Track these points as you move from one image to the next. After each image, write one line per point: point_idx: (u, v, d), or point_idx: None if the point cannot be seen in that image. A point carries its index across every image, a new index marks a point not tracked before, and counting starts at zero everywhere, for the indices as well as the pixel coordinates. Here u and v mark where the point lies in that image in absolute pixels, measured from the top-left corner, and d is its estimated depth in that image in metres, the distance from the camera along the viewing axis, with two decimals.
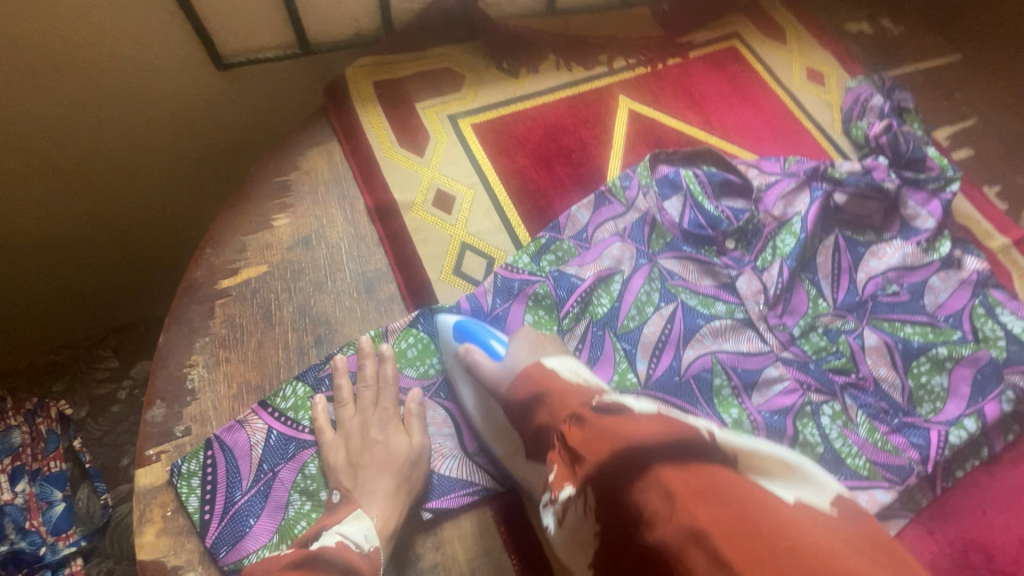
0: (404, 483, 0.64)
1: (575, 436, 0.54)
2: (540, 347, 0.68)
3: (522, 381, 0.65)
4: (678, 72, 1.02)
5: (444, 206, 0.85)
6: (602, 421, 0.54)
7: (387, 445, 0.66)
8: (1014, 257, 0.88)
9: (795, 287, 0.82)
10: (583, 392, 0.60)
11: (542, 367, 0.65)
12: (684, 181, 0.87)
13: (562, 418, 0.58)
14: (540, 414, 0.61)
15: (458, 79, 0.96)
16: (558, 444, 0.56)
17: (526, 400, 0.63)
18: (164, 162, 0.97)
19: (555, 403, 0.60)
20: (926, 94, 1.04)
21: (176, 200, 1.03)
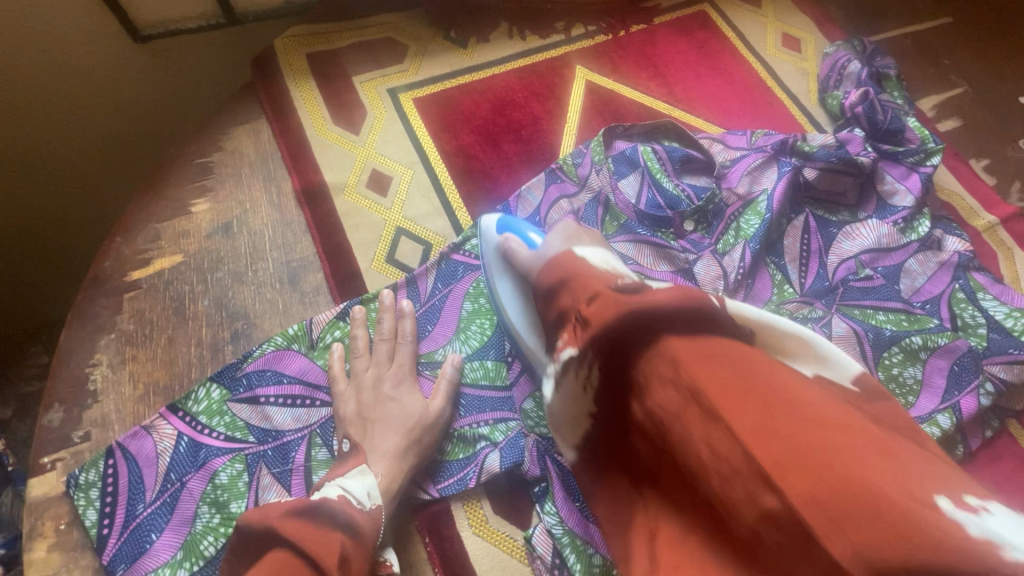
0: (413, 444, 0.60)
1: (595, 317, 0.47)
2: (573, 234, 0.59)
3: (547, 268, 0.57)
4: (642, 40, 0.94)
5: (379, 188, 0.78)
6: (624, 296, 0.47)
7: (399, 404, 0.62)
8: (1000, 237, 0.82)
9: (757, 272, 0.75)
10: (607, 275, 0.51)
11: (571, 255, 0.56)
12: (641, 157, 0.80)
13: (583, 300, 0.51)
14: (561, 300, 0.53)
15: (399, 49, 0.88)
16: (575, 318, 0.50)
17: (546, 289, 0.56)
18: (74, 135, 0.87)
19: (578, 285, 0.52)
20: (912, 60, 0.96)
21: (98, 178, 0.93)
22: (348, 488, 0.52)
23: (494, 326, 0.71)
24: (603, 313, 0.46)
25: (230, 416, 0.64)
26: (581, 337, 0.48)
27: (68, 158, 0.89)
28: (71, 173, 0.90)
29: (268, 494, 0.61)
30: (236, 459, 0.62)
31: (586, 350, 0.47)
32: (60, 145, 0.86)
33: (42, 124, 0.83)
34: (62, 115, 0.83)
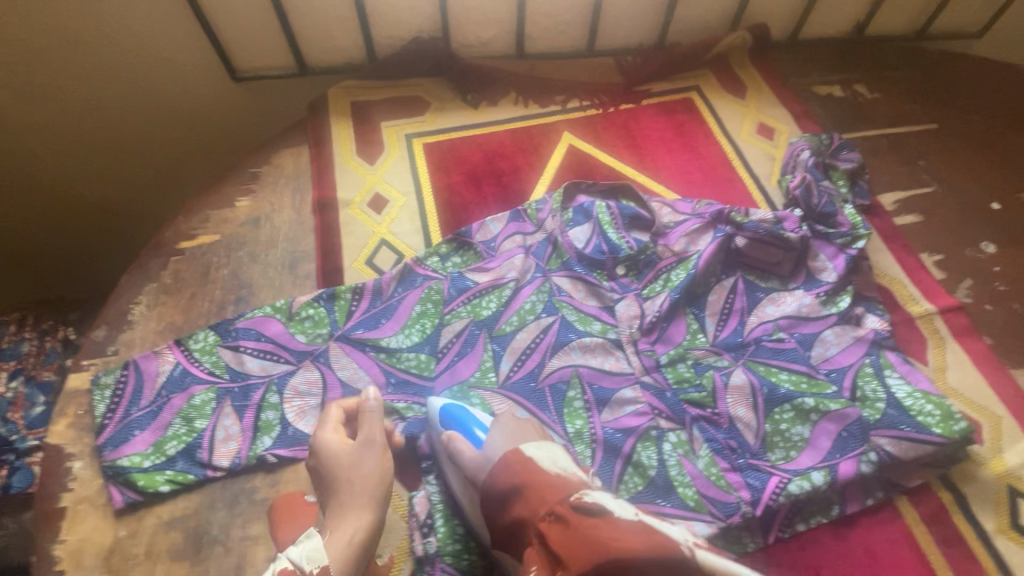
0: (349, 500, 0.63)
1: (570, 555, 0.52)
2: (521, 432, 0.66)
3: (501, 469, 0.62)
4: (627, 117, 1.10)
5: (376, 207, 0.98)
6: (583, 525, 0.54)
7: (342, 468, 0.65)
8: (935, 326, 0.84)
9: (674, 318, 0.84)
10: (564, 485, 0.59)
11: (521, 455, 0.62)
12: (595, 210, 0.93)
13: (540, 516, 0.57)
14: (516, 509, 0.59)
15: (422, 105, 1.10)
16: (539, 548, 0.56)
17: (500, 491, 0.61)
18: (170, 137, 1.13)
19: (533, 496, 0.58)
20: (883, 158, 1.03)
21: (180, 172, 1.19)
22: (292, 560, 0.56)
23: (435, 326, 0.85)
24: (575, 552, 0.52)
25: (216, 357, 0.82)
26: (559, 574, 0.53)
27: (154, 152, 1.15)
28: (158, 168, 1.17)
29: (225, 420, 0.77)
30: (211, 389, 0.79)
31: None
32: (154, 142, 1.13)
33: (144, 126, 1.10)
34: (160, 121, 1.10)
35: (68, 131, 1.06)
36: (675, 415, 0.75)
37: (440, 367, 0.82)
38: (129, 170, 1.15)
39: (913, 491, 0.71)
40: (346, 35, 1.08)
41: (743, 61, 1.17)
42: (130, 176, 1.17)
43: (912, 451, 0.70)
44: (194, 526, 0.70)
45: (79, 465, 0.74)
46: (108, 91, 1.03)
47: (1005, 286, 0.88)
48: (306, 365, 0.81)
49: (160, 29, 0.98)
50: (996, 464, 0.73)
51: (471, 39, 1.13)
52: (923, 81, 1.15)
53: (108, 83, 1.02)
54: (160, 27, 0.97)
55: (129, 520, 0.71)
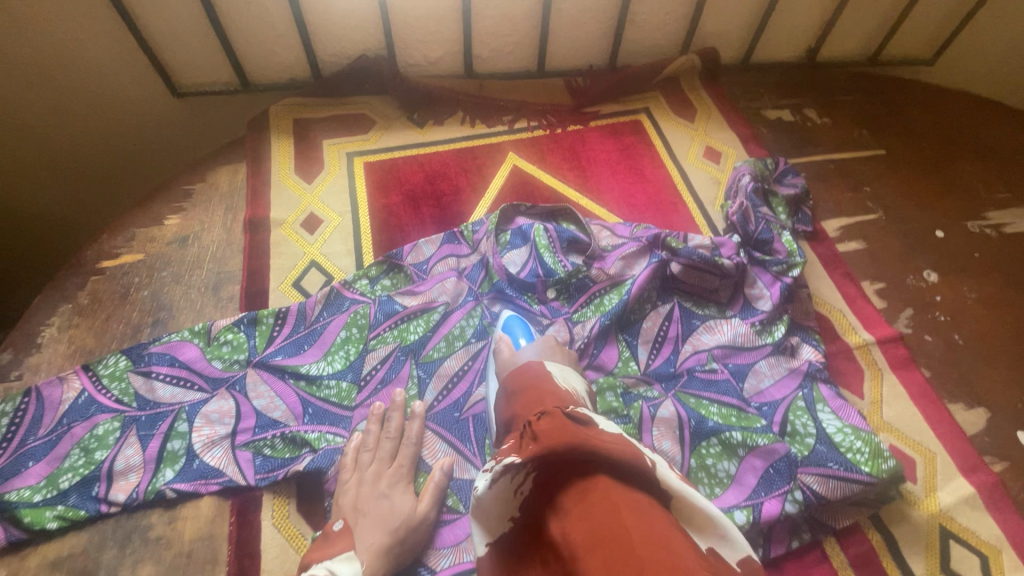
0: (398, 545, 0.63)
1: (548, 435, 0.47)
2: (551, 352, 0.71)
3: (518, 368, 0.65)
4: (573, 138, 1.08)
5: (309, 227, 0.95)
6: (570, 423, 0.49)
7: (392, 503, 0.66)
8: (872, 357, 0.82)
9: (606, 345, 0.81)
10: (567, 396, 0.59)
11: (540, 364, 0.65)
12: (533, 233, 0.90)
13: (534, 411, 0.57)
14: (517, 405, 0.60)
15: (366, 124, 1.08)
16: (522, 429, 0.51)
17: (509, 387, 0.63)
18: (102, 153, 1.09)
19: (536, 396, 0.59)
20: (829, 184, 1.02)
21: (116, 187, 1.16)
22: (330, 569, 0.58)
23: (358, 353, 0.81)
24: (555, 435, 0.46)
25: (126, 383, 0.78)
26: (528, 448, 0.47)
27: (87, 168, 1.10)
28: (90, 184, 1.13)
29: (127, 450, 0.73)
30: (116, 418, 0.75)
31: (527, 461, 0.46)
32: (87, 158, 1.09)
33: (74, 142, 1.06)
34: (93, 136, 1.06)
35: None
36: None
37: (361, 396, 0.78)
38: (59, 187, 1.11)
39: (842, 531, 0.68)
40: (289, 52, 1.06)
41: (693, 85, 1.16)
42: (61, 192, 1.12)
43: (841, 490, 0.67)
44: (80, 566, 0.66)
45: None
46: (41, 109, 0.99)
47: (946, 317, 0.87)
48: (220, 393, 0.77)
49: (89, 43, 0.94)
50: (930, 504, 0.70)
51: (418, 58, 1.11)
52: (873, 106, 1.15)
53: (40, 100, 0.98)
54: (92, 45, 0.95)
55: (10, 560, 0.66)
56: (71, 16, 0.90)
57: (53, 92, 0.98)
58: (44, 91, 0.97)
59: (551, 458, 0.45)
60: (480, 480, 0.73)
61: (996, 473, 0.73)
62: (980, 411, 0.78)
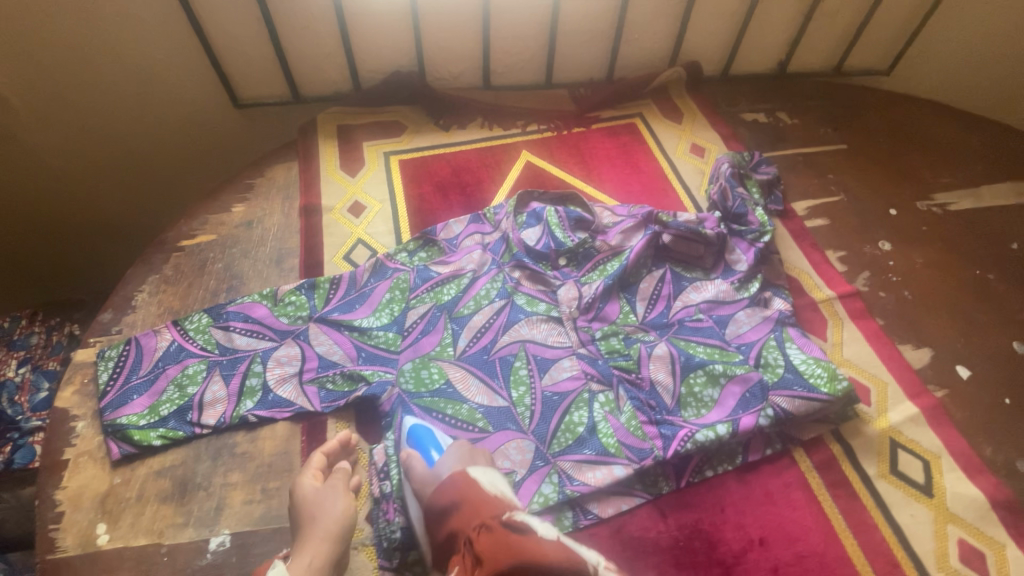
0: (311, 523, 0.69)
1: (490, 559, 0.60)
2: (470, 457, 0.75)
3: (445, 485, 0.71)
4: (578, 138, 1.26)
5: (355, 212, 1.12)
6: (510, 536, 0.62)
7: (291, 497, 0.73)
8: (834, 309, 0.97)
9: (609, 300, 0.97)
10: (497, 508, 0.67)
11: (465, 475, 0.71)
12: (546, 213, 1.06)
13: (471, 526, 0.66)
14: (451, 522, 0.67)
15: (399, 128, 1.26)
16: (466, 552, 0.63)
17: (443, 506, 0.69)
18: (171, 157, 1.29)
19: (469, 513, 0.67)
20: (797, 173, 1.19)
21: (178, 187, 1.35)
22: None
23: (402, 310, 0.97)
24: (500, 555, 0.60)
25: (209, 335, 0.93)
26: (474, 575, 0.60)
27: (158, 170, 1.30)
28: (158, 183, 1.32)
29: (213, 386, 0.88)
30: (203, 361, 0.90)
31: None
32: (158, 159, 1.28)
33: (150, 146, 1.25)
34: (165, 139, 1.25)
35: (83, 154, 1.21)
36: (604, 382, 0.88)
37: (405, 343, 0.93)
38: (131, 187, 1.31)
39: (807, 442, 0.83)
40: (335, 70, 1.25)
41: (681, 93, 1.35)
42: (133, 187, 1.31)
43: (805, 407, 0.82)
44: (181, 475, 0.80)
45: (82, 425, 0.84)
46: (126, 118, 1.19)
47: (897, 277, 1.02)
48: (287, 342, 0.93)
49: (172, 63, 1.14)
50: (881, 421, 0.85)
51: (443, 72, 1.30)
52: (837, 109, 1.33)
53: (128, 111, 1.18)
54: (174, 64, 1.14)
55: (123, 470, 0.81)
56: (159, 39, 1.10)
57: (140, 104, 1.17)
58: (133, 103, 1.17)
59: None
60: (506, 408, 0.86)
61: (938, 398, 0.88)
62: (924, 350, 0.93)
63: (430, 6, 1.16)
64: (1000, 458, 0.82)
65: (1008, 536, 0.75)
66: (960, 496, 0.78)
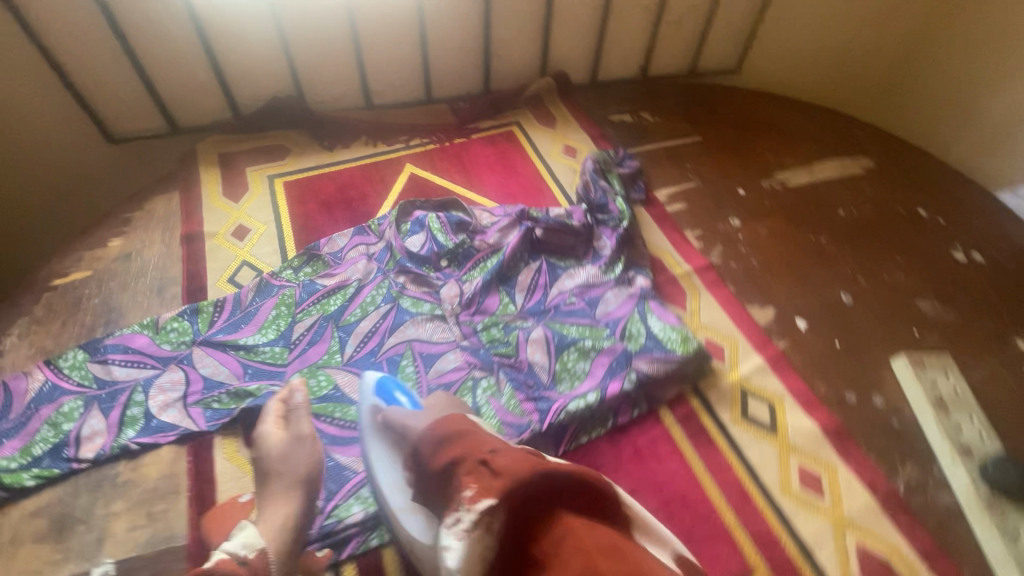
0: (288, 487, 0.76)
1: (506, 471, 0.57)
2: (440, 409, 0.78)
3: (437, 421, 0.70)
4: (459, 148, 1.33)
5: (238, 235, 1.13)
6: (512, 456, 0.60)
7: (262, 457, 0.79)
8: (692, 281, 1.08)
9: (489, 294, 1.03)
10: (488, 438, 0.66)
11: (460, 416, 0.70)
12: (428, 220, 1.13)
13: (481, 451, 0.62)
14: (443, 454, 0.64)
15: (283, 152, 1.29)
16: (479, 472, 0.59)
17: (432, 440, 0.66)
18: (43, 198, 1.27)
19: (467, 441, 0.64)
20: (659, 164, 1.31)
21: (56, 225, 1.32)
22: (227, 549, 0.68)
23: (288, 324, 0.99)
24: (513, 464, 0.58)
25: (86, 370, 0.91)
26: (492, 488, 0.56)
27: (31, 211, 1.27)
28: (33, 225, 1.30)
29: (92, 420, 0.86)
30: (79, 397, 0.88)
31: (501, 504, 0.55)
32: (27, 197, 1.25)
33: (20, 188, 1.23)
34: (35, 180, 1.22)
35: None
36: (485, 367, 0.93)
37: (292, 356, 0.95)
38: None
39: (671, 400, 0.92)
40: (211, 98, 1.26)
41: (554, 99, 1.45)
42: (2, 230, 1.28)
43: (663, 369, 0.91)
44: (58, 513, 0.78)
45: None
46: None
47: (746, 247, 1.15)
48: (172, 367, 0.93)
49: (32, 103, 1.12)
50: (733, 374, 0.95)
51: (323, 95, 1.34)
52: (692, 106, 1.48)
53: None
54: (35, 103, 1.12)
55: None
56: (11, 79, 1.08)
57: None
58: None
59: (524, 502, 0.54)
60: None
61: (780, 348, 1.00)
62: (769, 308, 1.06)
63: (294, 23, 1.19)
64: (831, 392, 0.94)
65: (839, 457, 0.86)
66: (798, 429, 0.89)
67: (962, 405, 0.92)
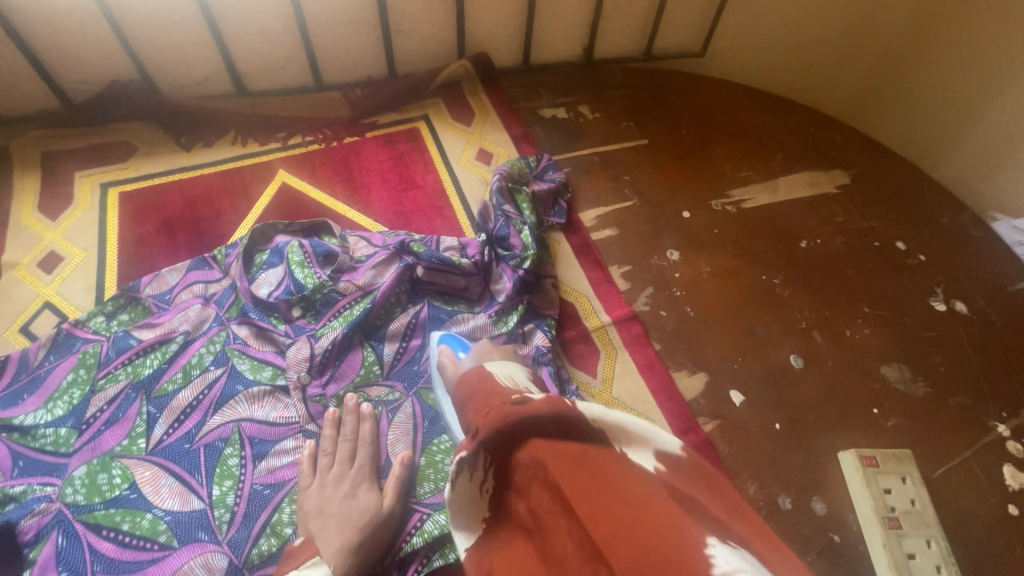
0: (365, 536, 0.65)
1: (487, 428, 0.50)
2: (487, 354, 0.69)
3: (463, 377, 0.64)
4: (348, 150, 1.08)
5: (47, 266, 0.90)
6: (511, 410, 0.51)
7: (354, 500, 0.68)
8: (608, 337, 0.88)
9: (349, 354, 0.83)
10: (510, 389, 0.58)
11: (483, 368, 0.63)
12: (287, 250, 0.89)
13: (484, 413, 0.54)
14: (470, 411, 0.57)
15: (126, 151, 1.04)
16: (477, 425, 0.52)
17: (464, 392, 0.61)
18: None
19: (480, 401, 0.57)
20: (591, 176, 1.08)
21: None
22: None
23: (83, 395, 0.77)
24: (493, 425, 0.50)
25: None
26: (475, 444, 0.50)
27: None
28: None
29: None
30: None
31: (477, 450, 0.50)
32: None
33: None
34: None
35: None
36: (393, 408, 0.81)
37: (81, 441, 0.74)
38: None
39: None
40: (30, 83, 0.99)
41: (475, 87, 1.19)
42: None
43: None
44: None
45: None
46: None
47: (681, 291, 0.94)
48: None
49: None
50: None
51: (181, 79, 1.06)
52: (643, 99, 1.23)
53: None
54: None
55: None
56: None
57: None
58: None
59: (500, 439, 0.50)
60: (201, 512, 0.70)
61: (706, 432, 0.80)
62: (701, 376, 0.86)
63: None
64: (762, 495, 0.76)
65: None
66: None
67: (918, 521, 0.73)
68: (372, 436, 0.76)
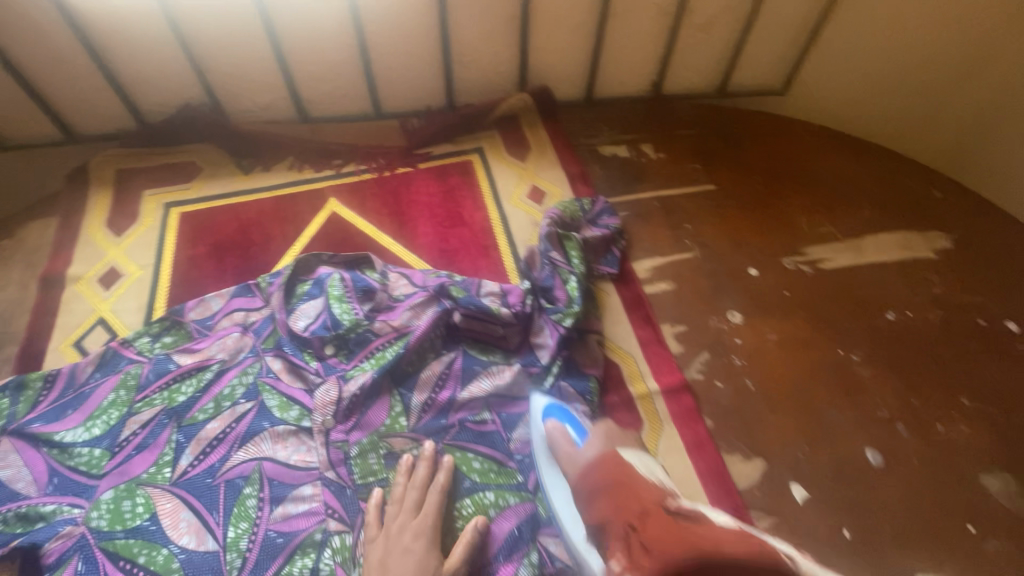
0: None
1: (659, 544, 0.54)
2: (611, 441, 0.70)
3: (597, 467, 0.66)
4: (399, 182, 1.07)
5: (106, 282, 0.94)
6: (677, 521, 0.56)
7: (411, 559, 0.64)
8: (655, 407, 0.80)
9: (377, 399, 0.79)
10: (655, 490, 0.62)
11: (618, 458, 0.66)
12: (328, 283, 0.87)
13: (631, 514, 0.59)
14: (605, 505, 0.61)
15: (191, 172, 1.07)
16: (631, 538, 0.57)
17: (593, 487, 0.64)
18: None
19: (628, 496, 0.61)
20: (649, 222, 1.00)
21: None
22: None
23: (120, 417, 0.78)
24: (666, 539, 0.54)
25: None
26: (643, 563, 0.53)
27: None
28: None
29: None
30: None
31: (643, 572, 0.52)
32: None
33: None
34: None
35: None
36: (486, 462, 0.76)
37: (112, 464, 0.75)
38: None
39: None
40: (111, 104, 1.05)
41: (534, 121, 1.15)
42: None
43: None
44: None
45: None
46: None
47: (741, 361, 0.85)
48: None
49: None
50: None
51: (247, 104, 1.09)
52: (712, 138, 1.14)
53: None
54: None
55: None
56: None
57: None
58: None
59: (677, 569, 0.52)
60: (213, 553, 0.69)
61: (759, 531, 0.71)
62: (757, 462, 0.76)
63: (193, 12, 0.92)
64: None
65: None
66: None
67: None
68: (444, 486, 0.71)
